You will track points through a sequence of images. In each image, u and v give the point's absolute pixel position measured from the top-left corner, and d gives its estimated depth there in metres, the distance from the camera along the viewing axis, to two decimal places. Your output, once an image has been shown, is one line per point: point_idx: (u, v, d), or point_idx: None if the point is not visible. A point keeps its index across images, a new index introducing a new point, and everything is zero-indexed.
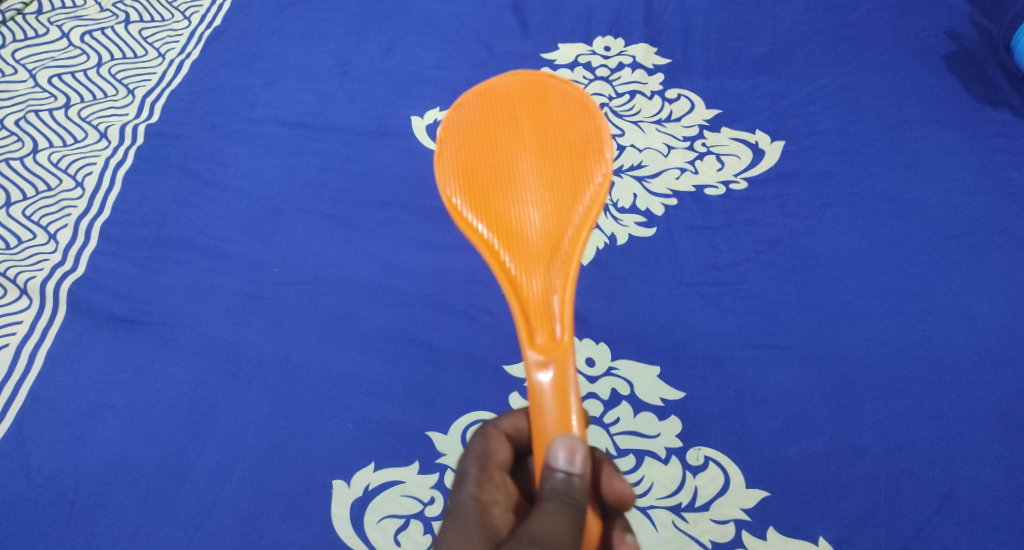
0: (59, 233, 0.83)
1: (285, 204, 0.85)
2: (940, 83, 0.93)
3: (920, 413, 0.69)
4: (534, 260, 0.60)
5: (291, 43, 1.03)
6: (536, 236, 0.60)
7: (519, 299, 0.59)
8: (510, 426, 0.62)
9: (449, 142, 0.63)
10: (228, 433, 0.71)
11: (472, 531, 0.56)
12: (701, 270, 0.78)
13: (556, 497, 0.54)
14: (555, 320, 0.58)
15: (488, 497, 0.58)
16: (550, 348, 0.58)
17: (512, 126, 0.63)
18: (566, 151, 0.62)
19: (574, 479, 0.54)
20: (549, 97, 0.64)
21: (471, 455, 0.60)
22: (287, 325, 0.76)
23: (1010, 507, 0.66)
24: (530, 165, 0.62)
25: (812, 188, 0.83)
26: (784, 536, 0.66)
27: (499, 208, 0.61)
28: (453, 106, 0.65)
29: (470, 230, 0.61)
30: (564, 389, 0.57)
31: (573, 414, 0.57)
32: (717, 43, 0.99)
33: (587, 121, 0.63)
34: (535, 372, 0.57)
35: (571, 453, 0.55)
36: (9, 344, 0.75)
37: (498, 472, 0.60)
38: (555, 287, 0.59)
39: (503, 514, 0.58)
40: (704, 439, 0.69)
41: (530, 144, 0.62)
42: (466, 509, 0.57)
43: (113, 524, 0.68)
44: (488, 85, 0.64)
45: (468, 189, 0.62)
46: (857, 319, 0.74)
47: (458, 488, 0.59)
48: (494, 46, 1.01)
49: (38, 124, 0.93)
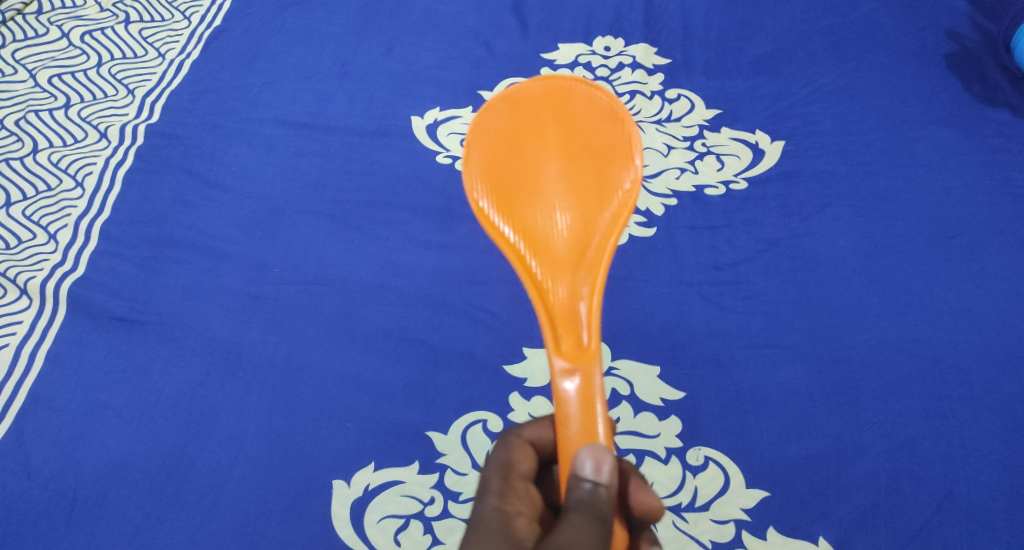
0: (59, 233, 0.83)
1: (286, 204, 0.85)
2: (940, 83, 0.93)
3: (920, 413, 0.69)
4: (561, 266, 0.58)
5: (291, 43, 1.03)
6: (562, 242, 0.59)
7: (545, 305, 0.57)
8: (533, 436, 0.61)
9: (474, 146, 0.62)
10: (228, 433, 0.71)
11: (496, 542, 0.54)
12: (701, 270, 0.78)
13: (583, 508, 0.53)
14: (582, 328, 0.57)
15: (511, 508, 0.57)
16: (576, 356, 0.56)
17: (538, 131, 0.61)
18: (592, 156, 0.61)
19: (600, 490, 0.53)
20: (575, 102, 0.62)
21: (493, 465, 0.59)
22: (287, 325, 0.76)
23: (1010, 507, 0.66)
24: (555, 170, 0.60)
25: (812, 188, 0.83)
26: (784, 536, 0.65)
27: (525, 213, 0.60)
28: (479, 110, 0.63)
29: (496, 234, 0.59)
30: (590, 398, 0.55)
31: (599, 423, 0.55)
32: (717, 43, 0.99)
33: (614, 126, 0.62)
34: (560, 381, 0.56)
35: (598, 463, 0.54)
36: (9, 344, 0.75)
37: (520, 482, 0.59)
38: (582, 294, 0.57)
39: (526, 525, 0.56)
40: (704, 438, 0.69)
41: (556, 148, 0.61)
42: (487, 521, 0.56)
43: (113, 524, 0.67)
44: (515, 90, 0.63)
45: (493, 192, 0.60)
46: (857, 319, 0.74)
47: (480, 499, 0.58)
48: (494, 46, 1.01)
49: (38, 124, 0.93)
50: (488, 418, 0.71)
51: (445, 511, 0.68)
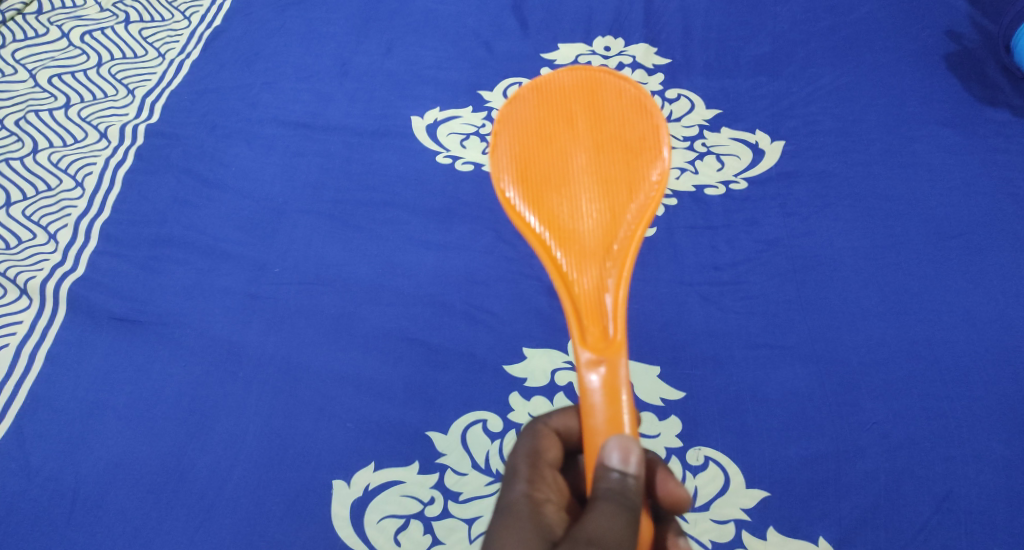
0: (59, 233, 0.83)
1: (286, 204, 0.85)
2: (939, 83, 0.93)
3: (919, 413, 0.69)
4: (587, 257, 0.58)
5: (291, 43, 1.03)
6: (588, 234, 0.59)
7: (571, 296, 0.58)
8: (560, 424, 0.61)
9: (503, 136, 0.62)
10: (228, 433, 0.71)
11: (527, 527, 0.55)
12: (701, 270, 0.78)
13: (612, 497, 0.53)
14: (608, 318, 0.57)
15: (540, 495, 0.57)
16: (602, 347, 0.56)
17: (567, 122, 0.61)
18: (621, 149, 0.60)
19: (628, 480, 0.53)
20: (605, 94, 0.62)
21: (521, 453, 0.59)
22: (288, 325, 0.76)
23: (1011, 507, 0.66)
24: (583, 162, 0.60)
25: (812, 188, 0.83)
26: (784, 536, 0.65)
27: (552, 203, 0.60)
28: (508, 99, 0.63)
29: (522, 224, 0.60)
30: (615, 388, 0.55)
31: (624, 414, 0.55)
32: (717, 43, 0.99)
33: (643, 119, 0.61)
34: (587, 371, 0.56)
35: (626, 453, 0.54)
36: (9, 344, 0.75)
37: (549, 470, 0.59)
38: (608, 285, 0.58)
39: (555, 512, 0.56)
40: (704, 439, 0.69)
41: (584, 140, 0.61)
42: (517, 507, 0.56)
43: (112, 524, 0.67)
44: (544, 79, 0.63)
45: (521, 183, 0.60)
46: (857, 319, 0.74)
47: (509, 486, 0.58)
48: (494, 46, 1.01)
49: (38, 124, 0.93)
50: (488, 418, 0.71)
51: (445, 511, 0.68)
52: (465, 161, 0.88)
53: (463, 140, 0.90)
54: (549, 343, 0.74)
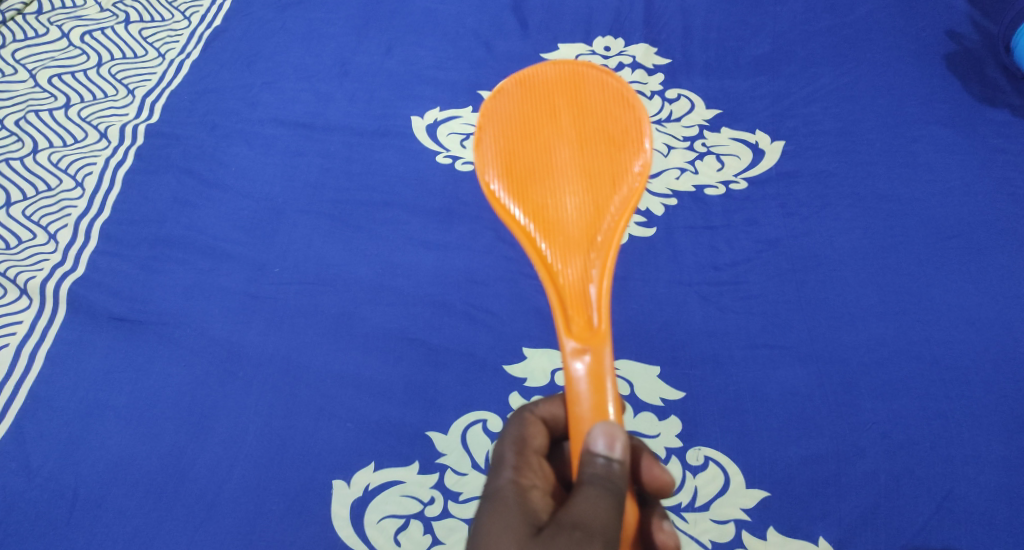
0: (59, 232, 0.83)
1: (286, 204, 0.85)
2: (939, 83, 0.93)
3: (919, 413, 0.69)
4: (571, 248, 0.58)
5: (291, 43, 1.03)
6: (573, 225, 0.59)
7: (556, 288, 0.58)
8: (546, 413, 0.60)
9: (488, 130, 0.62)
10: (228, 433, 0.71)
11: (513, 514, 0.54)
12: (701, 270, 0.78)
13: (597, 482, 0.53)
14: (592, 308, 0.57)
15: (526, 482, 0.56)
16: (586, 336, 0.56)
17: (551, 115, 0.61)
18: (604, 141, 0.61)
19: (613, 465, 0.53)
20: (588, 88, 0.62)
21: (507, 440, 0.59)
22: (287, 324, 0.76)
23: (1011, 506, 0.66)
24: (568, 154, 0.60)
25: (812, 188, 0.83)
26: (784, 536, 0.65)
27: (537, 196, 0.60)
28: (493, 94, 0.63)
29: (508, 218, 0.60)
30: (600, 376, 0.55)
31: (609, 402, 0.55)
32: (717, 43, 0.99)
33: (626, 112, 0.62)
34: (571, 360, 0.56)
35: (611, 440, 0.53)
36: (9, 343, 0.75)
37: (535, 457, 0.58)
38: (593, 276, 0.58)
39: (542, 498, 0.56)
40: (704, 438, 0.69)
41: (568, 133, 0.61)
42: (503, 493, 0.55)
43: (112, 524, 0.67)
44: (528, 73, 0.63)
45: (506, 176, 0.60)
46: (857, 319, 0.74)
47: (495, 472, 0.57)
48: (494, 46, 1.01)
49: (38, 124, 0.93)
50: (488, 418, 0.71)
51: (445, 511, 0.68)
52: (465, 161, 0.88)
53: (463, 140, 0.90)
54: (549, 343, 0.74)
